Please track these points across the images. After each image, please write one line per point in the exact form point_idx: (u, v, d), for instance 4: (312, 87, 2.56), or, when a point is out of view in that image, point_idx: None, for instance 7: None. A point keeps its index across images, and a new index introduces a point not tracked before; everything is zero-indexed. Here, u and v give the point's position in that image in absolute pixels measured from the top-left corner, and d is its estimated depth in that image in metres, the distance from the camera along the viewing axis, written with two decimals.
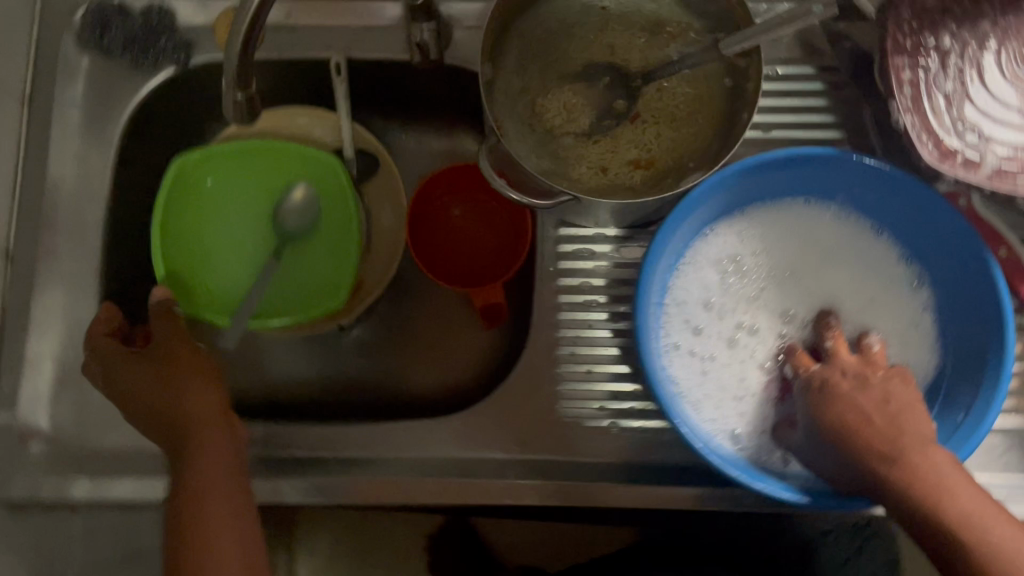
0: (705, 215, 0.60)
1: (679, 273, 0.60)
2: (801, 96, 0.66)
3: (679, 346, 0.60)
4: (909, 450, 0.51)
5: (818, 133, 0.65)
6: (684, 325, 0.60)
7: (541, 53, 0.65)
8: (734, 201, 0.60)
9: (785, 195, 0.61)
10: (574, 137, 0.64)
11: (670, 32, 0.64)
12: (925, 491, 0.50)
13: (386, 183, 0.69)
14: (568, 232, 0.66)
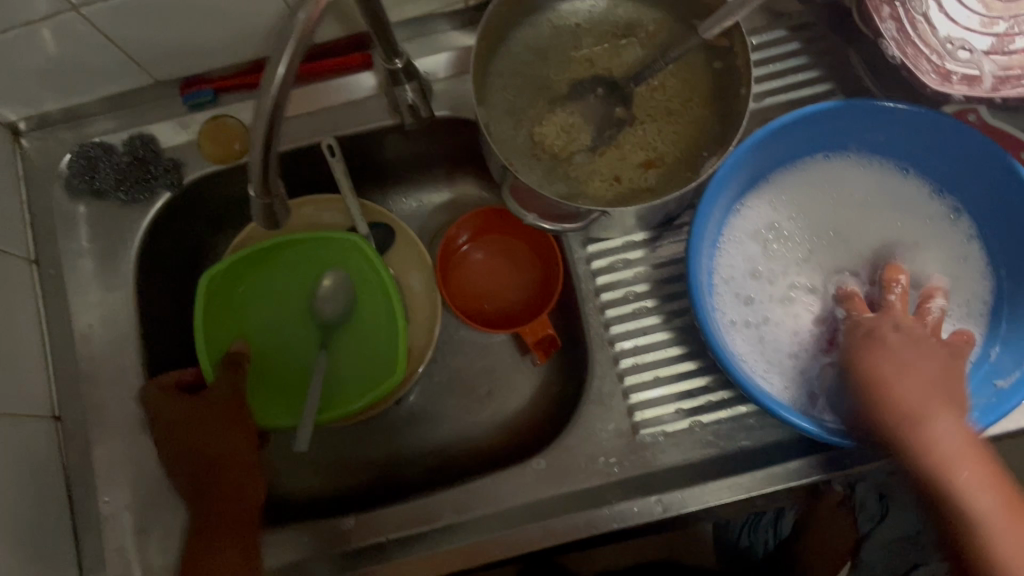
0: (734, 194, 0.60)
1: (721, 256, 0.61)
2: (782, 60, 0.67)
3: (738, 326, 0.60)
4: (932, 423, 0.50)
5: (810, 90, 0.66)
6: (738, 304, 0.60)
7: (525, 83, 0.65)
8: (758, 174, 0.61)
9: (804, 157, 0.62)
10: (580, 155, 0.64)
11: (644, 31, 0.65)
12: (958, 475, 0.48)
13: (406, 248, 0.70)
14: (596, 248, 0.66)
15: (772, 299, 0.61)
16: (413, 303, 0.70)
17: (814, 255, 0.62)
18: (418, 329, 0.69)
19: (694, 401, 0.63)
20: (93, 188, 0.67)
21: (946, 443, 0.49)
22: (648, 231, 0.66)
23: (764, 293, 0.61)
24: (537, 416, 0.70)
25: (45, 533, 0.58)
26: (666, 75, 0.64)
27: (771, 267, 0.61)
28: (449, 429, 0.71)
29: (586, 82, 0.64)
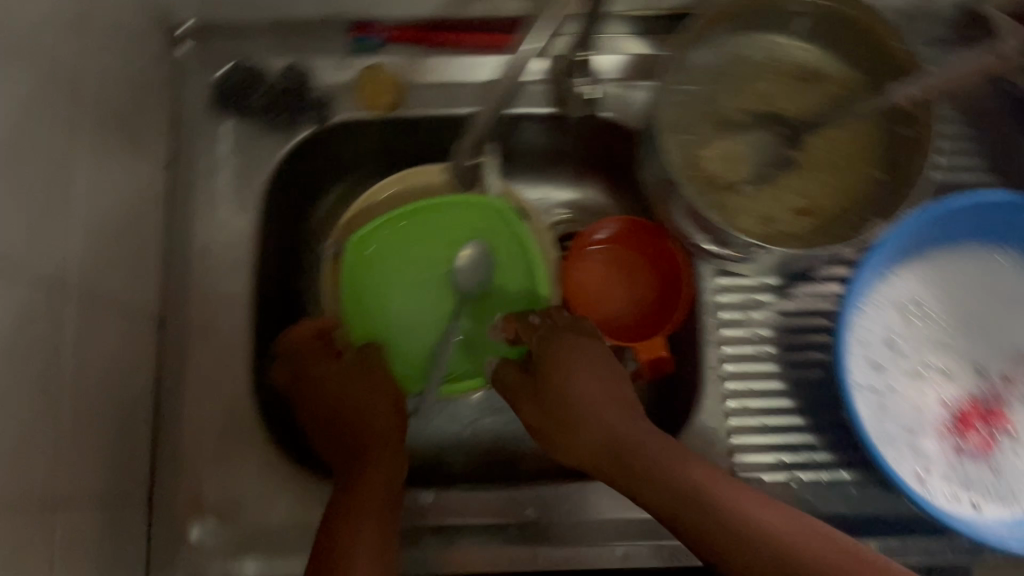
0: (890, 260, 0.59)
1: (861, 317, 0.60)
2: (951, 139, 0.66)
3: (865, 392, 0.59)
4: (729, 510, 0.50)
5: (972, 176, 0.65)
6: (868, 370, 0.59)
7: (695, 102, 0.63)
8: (917, 246, 0.60)
9: (964, 240, 0.61)
10: (734, 187, 0.62)
11: (827, 80, 0.63)
12: (682, 482, 0.52)
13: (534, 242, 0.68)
14: (726, 282, 0.66)
15: (902, 373, 0.60)
16: None
17: (952, 342, 0.60)
18: None
19: (796, 457, 0.62)
20: (240, 107, 0.66)
21: (675, 465, 0.53)
22: (781, 278, 0.65)
23: (896, 367, 0.60)
24: None
25: (132, 439, 0.57)
26: (838, 129, 0.63)
27: (906, 343, 0.60)
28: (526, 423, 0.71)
29: (754, 118, 0.63)
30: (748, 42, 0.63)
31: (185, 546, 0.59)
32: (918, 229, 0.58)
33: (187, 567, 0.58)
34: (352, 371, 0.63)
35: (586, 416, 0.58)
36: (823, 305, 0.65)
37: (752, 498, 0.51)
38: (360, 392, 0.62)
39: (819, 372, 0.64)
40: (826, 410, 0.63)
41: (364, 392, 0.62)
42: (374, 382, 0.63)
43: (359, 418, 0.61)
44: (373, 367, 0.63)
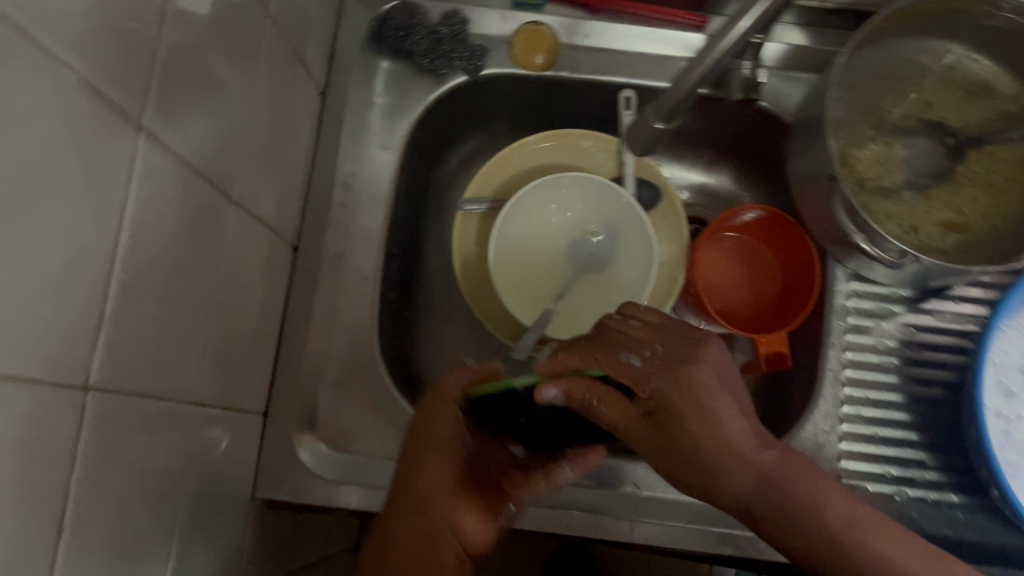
0: None
1: (1000, 334, 0.58)
2: None
3: (990, 408, 0.57)
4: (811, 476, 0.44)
5: None
6: (996, 386, 0.58)
7: (860, 104, 0.62)
8: None
9: None
10: (882, 193, 0.61)
11: (996, 97, 0.62)
12: (799, 494, 0.43)
13: (666, 217, 0.67)
14: (859, 287, 0.65)
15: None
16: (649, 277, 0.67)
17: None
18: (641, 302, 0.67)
19: (906, 472, 0.61)
20: (401, 47, 0.66)
21: (738, 464, 0.44)
22: (916, 291, 0.64)
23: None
24: None
25: (256, 352, 0.57)
26: None
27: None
28: None
29: (918, 125, 0.62)
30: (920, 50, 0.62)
31: (296, 468, 0.58)
32: None
33: (291, 486, 0.58)
34: (425, 431, 0.50)
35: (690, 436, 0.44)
36: (957, 326, 0.64)
37: (828, 484, 0.44)
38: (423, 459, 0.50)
39: (942, 392, 0.62)
40: (947, 430, 0.62)
41: (422, 469, 0.49)
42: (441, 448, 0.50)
43: (402, 486, 0.50)
44: (443, 426, 0.50)
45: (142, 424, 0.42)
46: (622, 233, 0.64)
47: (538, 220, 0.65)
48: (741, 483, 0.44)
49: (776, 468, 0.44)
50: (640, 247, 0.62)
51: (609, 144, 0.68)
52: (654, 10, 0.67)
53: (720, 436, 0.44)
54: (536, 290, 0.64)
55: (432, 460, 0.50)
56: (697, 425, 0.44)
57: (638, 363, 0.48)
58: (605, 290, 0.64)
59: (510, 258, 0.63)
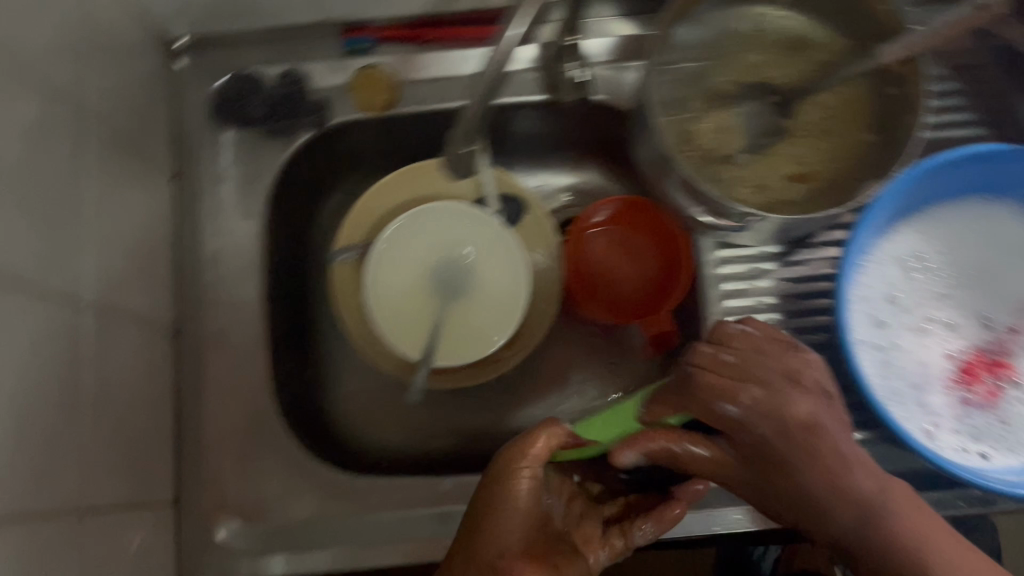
0: (889, 217, 0.60)
1: (861, 269, 0.60)
2: (945, 99, 0.64)
3: (863, 340, 0.60)
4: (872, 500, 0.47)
5: (961, 133, 0.64)
6: (867, 318, 0.60)
7: (689, 81, 0.65)
8: (914, 203, 0.61)
9: (955, 196, 0.62)
10: (727, 160, 0.64)
11: (815, 51, 0.64)
12: (884, 519, 0.46)
13: (535, 227, 0.68)
14: (728, 254, 0.66)
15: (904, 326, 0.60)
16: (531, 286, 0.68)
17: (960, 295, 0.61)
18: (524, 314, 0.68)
19: None
20: (243, 115, 0.67)
21: (844, 500, 0.47)
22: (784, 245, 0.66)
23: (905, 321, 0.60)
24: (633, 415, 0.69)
25: (152, 447, 0.58)
26: (830, 94, 0.64)
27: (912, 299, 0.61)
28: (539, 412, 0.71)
29: (749, 88, 0.64)
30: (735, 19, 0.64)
31: (215, 550, 0.60)
32: (911, 187, 0.59)
33: (216, 568, 0.59)
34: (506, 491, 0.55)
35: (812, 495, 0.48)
36: (826, 270, 0.66)
37: (910, 501, 0.47)
38: (490, 502, 0.54)
39: (824, 337, 0.65)
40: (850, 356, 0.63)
41: (492, 527, 0.53)
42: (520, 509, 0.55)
43: (463, 542, 0.53)
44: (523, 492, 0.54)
45: (25, 550, 0.43)
46: (490, 252, 0.65)
47: (409, 242, 0.64)
48: (844, 518, 0.47)
49: (862, 501, 0.47)
50: (514, 270, 0.64)
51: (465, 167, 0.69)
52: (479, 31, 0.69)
53: (809, 472, 0.48)
54: (416, 323, 0.64)
55: (497, 517, 0.53)
56: (806, 468, 0.48)
57: (738, 410, 0.50)
58: (482, 310, 0.64)
59: (385, 295, 0.63)
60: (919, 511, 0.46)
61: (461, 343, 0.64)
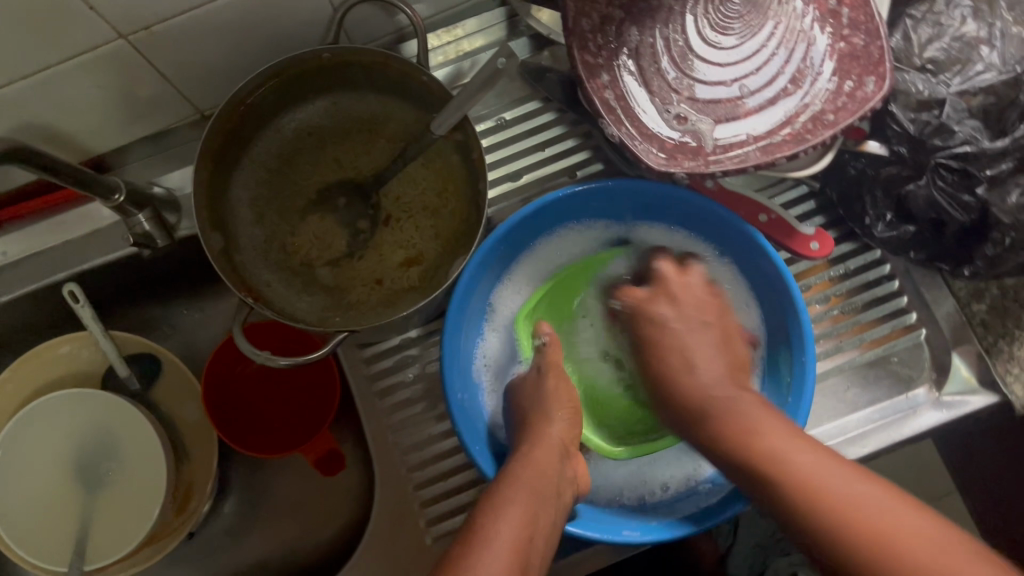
0: (487, 283, 0.61)
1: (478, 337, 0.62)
2: (535, 134, 0.67)
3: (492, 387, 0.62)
4: (791, 455, 0.47)
5: (560, 161, 0.67)
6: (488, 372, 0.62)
7: (271, 196, 0.61)
8: (507, 260, 0.61)
9: (548, 231, 0.62)
10: (333, 263, 0.62)
11: (389, 127, 0.62)
12: (795, 487, 0.45)
13: (176, 377, 0.66)
14: (372, 350, 0.63)
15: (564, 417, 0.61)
16: (191, 438, 0.66)
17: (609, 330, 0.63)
18: (196, 468, 0.65)
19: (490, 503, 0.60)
20: None
21: (788, 458, 0.47)
22: (429, 325, 0.64)
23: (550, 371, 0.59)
24: (341, 533, 0.66)
25: None
26: (416, 167, 0.62)
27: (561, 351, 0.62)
28: (256, 551, 0.67)
29: (336, 185, 0.62)
30: (301, 117, 0.61)
31: None
32: (494, 255, 0.59)
33: None
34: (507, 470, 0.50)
35: (787, 465, 0.46)
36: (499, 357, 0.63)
37: (840, 468, 0.46)
38: (538, 416, 0.55)
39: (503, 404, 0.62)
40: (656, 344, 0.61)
41: (500, 506, 0.46)
42: (523, 485, 0.48)
43: (471, 527, 0.46)
44: (546, 467, 0.50)
45: None
46: (115, 436, 0.62)
47: (25, 455, 0.61)
48: (798, 466, 0.46)
49: (788, 484, 0.46)
50: (144, 445, 0.62)
51: (85, 340, 0.65)
52: (59, 198, 0.62)
53: (745, 417, 0.50)
54: (62, 523, 0.60)
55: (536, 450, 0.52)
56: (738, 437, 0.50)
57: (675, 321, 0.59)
58: (131, 486, 0.61)
59: (18, 508, 0.60)
60: (865, 485, 0.44)
61: (108, 538, 0.60)
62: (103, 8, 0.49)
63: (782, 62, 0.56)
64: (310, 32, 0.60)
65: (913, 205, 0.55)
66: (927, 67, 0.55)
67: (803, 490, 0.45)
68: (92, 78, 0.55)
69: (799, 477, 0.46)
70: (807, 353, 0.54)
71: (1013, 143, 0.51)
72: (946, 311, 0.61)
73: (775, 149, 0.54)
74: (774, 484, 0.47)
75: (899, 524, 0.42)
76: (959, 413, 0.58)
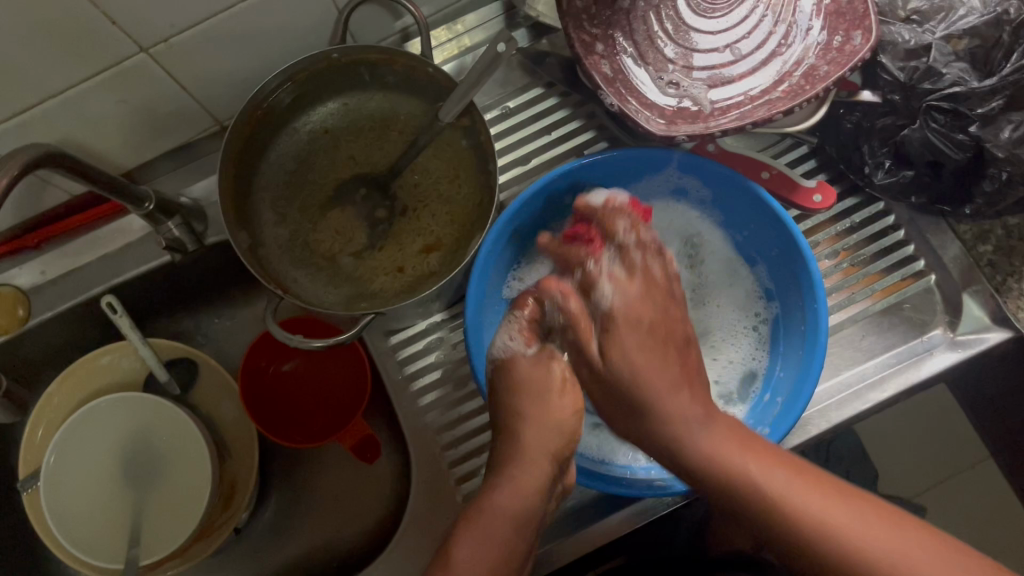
0: (504, 261, 0.63)
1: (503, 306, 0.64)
2: (541, 119, 0.70)
3: None
4: (696, 425, 0.47)
5: (567, 143, 0.69)
6: None
7: (292, 197, 0.64)
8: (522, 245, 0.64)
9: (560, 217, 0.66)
10: (356, 255, 0.64)
11: (399, 121, 0.65)
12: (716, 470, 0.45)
13: (214, 381, 0.69)
14: (399, 337, 0.66)
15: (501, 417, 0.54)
16: (231, 439, 0.68)
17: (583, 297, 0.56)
18: (238, 464, 0.67)
19: None
20: None
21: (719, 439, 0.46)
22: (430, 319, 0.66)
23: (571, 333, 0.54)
24: (383, 519, 0.68)
25: None
26: (427, 157, 0.64)
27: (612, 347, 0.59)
28: (302, 542, 0.69)
29: (354, 180, 0.65)
30: (315, 118, 0.64)
31: None
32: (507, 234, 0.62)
33: None
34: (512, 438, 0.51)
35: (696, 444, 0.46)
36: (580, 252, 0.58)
37: (765, 452, 0.45)
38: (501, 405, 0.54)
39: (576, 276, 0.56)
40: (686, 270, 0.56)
41: (473, 541, 0.47)
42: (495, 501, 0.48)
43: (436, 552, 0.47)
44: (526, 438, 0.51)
45: None
46: (159, 439, 0.65)
47: (78, 462, 0.64)
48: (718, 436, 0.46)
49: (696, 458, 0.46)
50: (189, 446, 0.64)
51: (125, 348, 0.68)
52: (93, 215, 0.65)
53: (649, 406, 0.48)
54: (114, 527, 0.63)
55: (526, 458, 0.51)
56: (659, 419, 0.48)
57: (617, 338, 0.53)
58: (176, 486, 0.64)
59: (70, 511, 0.62)
60: (788, 480, 0.43)
61: (157, 536, 0.62)
62: (123, 22, 0.52)
63: (771, 25, 0.58)
64: (319, 37, 0.63)
65: (909, 150, 0.57)
66: (912, 17, 0.57)
67: (741, 484, 0.44)
68: (117, 92, 0.57)
69: (755, 487, 0.44)
70: (818, 299, 0.56)
71: (1001, 81, 0.53)
72: (954, 254, 0.62)
73: (771, 106, 0.56)
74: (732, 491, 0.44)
75: (826, 509, 0.42)
76: (974, 352, 0.60)
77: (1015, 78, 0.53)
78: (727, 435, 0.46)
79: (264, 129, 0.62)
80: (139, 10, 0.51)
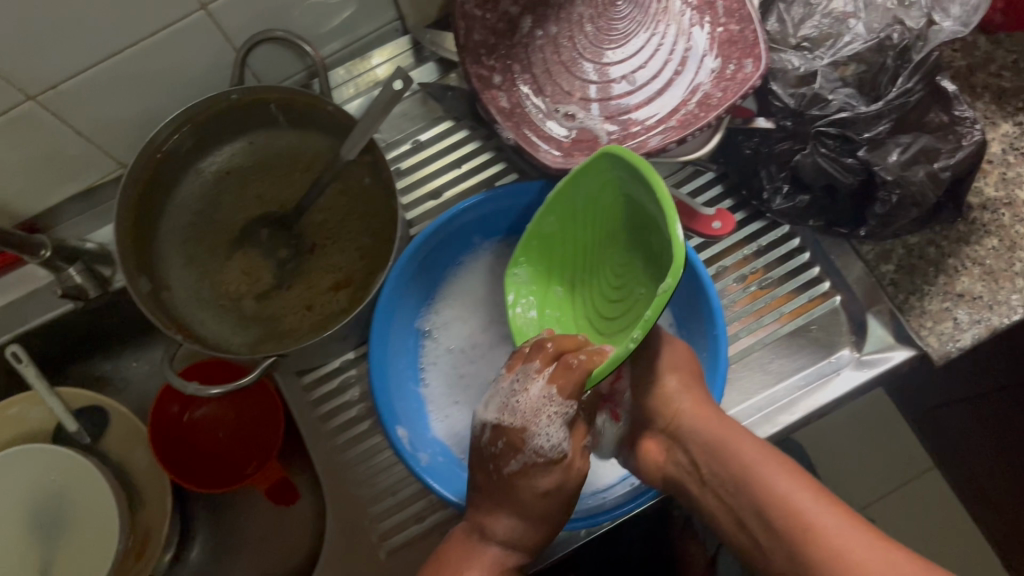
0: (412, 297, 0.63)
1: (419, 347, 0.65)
2: (451, 152, 0.70)
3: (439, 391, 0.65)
4: (769, 472, 0.48)
5: (477, 175, 0.69)
6: (443, 369, 0.65)
7: (197, 238, 0.64)
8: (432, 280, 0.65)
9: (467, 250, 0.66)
10: (264, 295, 0.63)
11: (304, 158, 0.64)
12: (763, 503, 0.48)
13: (127, 427, 0.68)
14: (312, 375, 0.65)
15: (500, 454, 0.53)
16: (146, 486, 0.67)
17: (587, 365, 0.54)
18: (152, 512, 0.66)
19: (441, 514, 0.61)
20: None
21: (779, 483, 0.48)
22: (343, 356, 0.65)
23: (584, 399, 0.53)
24: (303, 562, 0.67)
25: None
26: (334, 195, 0.64)
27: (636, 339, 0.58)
28: None
29: (260, 220, 0.64)
30: (219, 159, 0.64)
31: None
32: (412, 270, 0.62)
33: None
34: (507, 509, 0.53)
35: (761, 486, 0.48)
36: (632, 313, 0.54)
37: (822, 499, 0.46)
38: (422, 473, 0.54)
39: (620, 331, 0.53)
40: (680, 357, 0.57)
41: None
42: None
43: None
44: (530, 500, 0.52)
45: None
46: (68, 492, 0.63)
47: None
48: (779, 480, 0.48)
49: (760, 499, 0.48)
50: (98, 498, 0.63)
51: (33, 398, 0.67)
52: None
53: (744, 456, 0.50)
54: None
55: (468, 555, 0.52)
56: (734, 465, 0.50)
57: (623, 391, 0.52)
58: (84, 540, 0.62)
59: None
60: (836, 522, 0.44)
61: None
62: (5, 71, 0.51)
63: (667, 53, 0.59)
64: (221, 78, 0.62)
65: (804, 175, 0.57)
66: (803, 45, 0.58)
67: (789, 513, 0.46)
68: (9, 140, 0.57)
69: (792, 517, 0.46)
70: (717, 323, 0.56)
71: (887, 105, 0.55)
72: (857, 276, 0.62)
73: (666, 136, 0.57)
74: (777, 524, 0.47)
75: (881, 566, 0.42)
76: (882, 370, 0.59)
77: (901, 101, 0.55)
78: (802, 485, 0.47)
79: (166, 171, 0.62)
80: (18, 59, 0.50)
